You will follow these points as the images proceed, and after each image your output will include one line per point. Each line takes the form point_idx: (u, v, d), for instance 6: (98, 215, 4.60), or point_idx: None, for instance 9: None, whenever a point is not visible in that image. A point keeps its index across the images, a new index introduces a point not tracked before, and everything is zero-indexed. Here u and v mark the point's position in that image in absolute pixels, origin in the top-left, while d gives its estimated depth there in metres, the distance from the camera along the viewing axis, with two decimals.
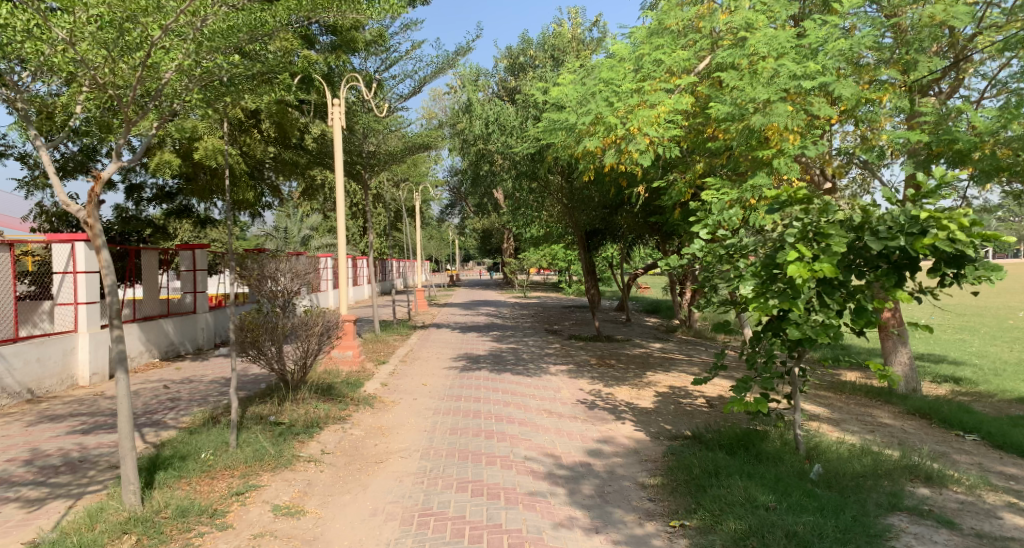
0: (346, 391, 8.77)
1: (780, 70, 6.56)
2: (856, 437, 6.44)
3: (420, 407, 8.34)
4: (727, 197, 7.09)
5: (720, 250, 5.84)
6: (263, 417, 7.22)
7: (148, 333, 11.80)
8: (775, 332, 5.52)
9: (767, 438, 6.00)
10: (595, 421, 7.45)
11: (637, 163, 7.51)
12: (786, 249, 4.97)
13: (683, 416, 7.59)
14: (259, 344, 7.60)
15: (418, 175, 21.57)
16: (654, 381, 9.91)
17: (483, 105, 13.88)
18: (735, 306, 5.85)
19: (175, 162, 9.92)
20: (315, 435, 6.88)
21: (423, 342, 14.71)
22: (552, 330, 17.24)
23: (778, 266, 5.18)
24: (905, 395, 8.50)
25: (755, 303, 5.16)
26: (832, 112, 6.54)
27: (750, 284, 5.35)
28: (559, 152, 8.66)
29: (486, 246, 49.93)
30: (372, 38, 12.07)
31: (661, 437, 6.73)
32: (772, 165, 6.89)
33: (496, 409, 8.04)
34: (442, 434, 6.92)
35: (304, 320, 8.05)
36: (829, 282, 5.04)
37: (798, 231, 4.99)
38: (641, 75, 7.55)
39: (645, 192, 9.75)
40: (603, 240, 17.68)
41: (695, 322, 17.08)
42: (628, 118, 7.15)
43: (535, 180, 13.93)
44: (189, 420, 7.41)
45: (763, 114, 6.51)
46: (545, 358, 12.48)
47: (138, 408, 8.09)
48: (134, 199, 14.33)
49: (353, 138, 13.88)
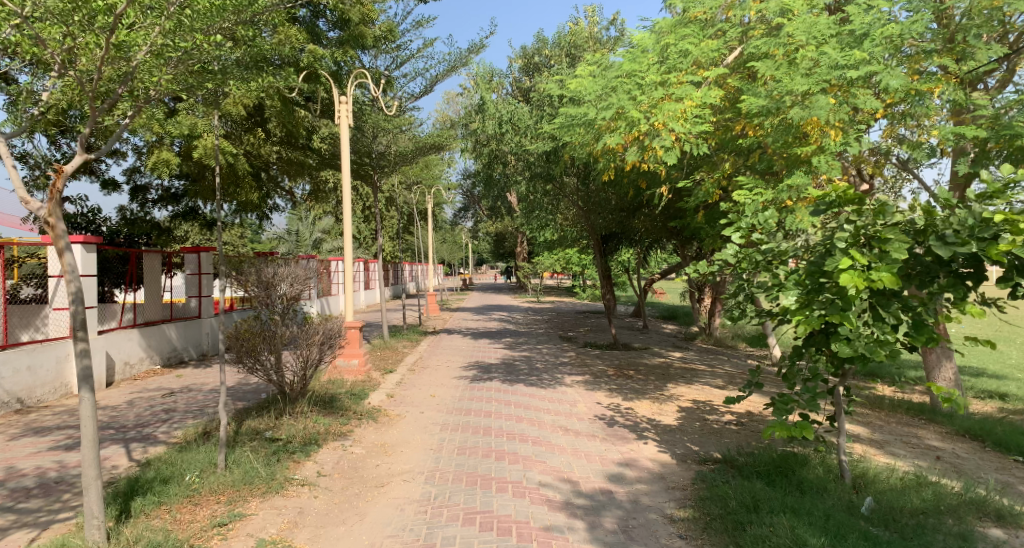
0: (349, 404, 8.27)
1: (823, 58, 5.98)
2: (908, 463, 5.80)
3: (427, 422, 7.83)
4: (761, 197, 6.51)
5: (756, 256, 5.25)
6: (259, 433, 6.77)
7: (149, 339, 11.42)
8: (820, 348, 4.94)
9: (809, 465, 5.41)
10: (615, 441, 6.88)
11: (663, 160, 6.97)
12: (837, 256, 4.36)
13: (710, 435, 7.02)
14: (256, 353, 7.14)
15: (431, 178, 21.13)
16: (676, 394, 9.32)
17: (497, 103, 13.36)
18: (773, 318, 5.27)
19: (173, 161, 9.53)
20: (312, 454, 6.38)
21: (433, 349, 14.23)
22: (567, 337, 16.67)
23: (825, 274, 4.58)
24: (951, 414, 7.82)
25: (799, 316, 4.60)
26: (880, 104, 5.85)
27: (792, 295, 4.77)
28: (576, 150, 8.14)
29: (500, 250, 49.36)
30: (382, 33, 11.80)
31: (688, 460, 6.16)
32: (811, 163, 6.31)
33: (508, 425, 7.50)
34: (450, 454, 6.40)
35: (303, 329, 7.55)
36: (885, 293, 4.43)
37: (850, 235, 4.37)
38: (667, 66, 6.95)
39: (667, 193, 9.18)
40: (620, 244, 17.11)
41: (715, 330, 16.36)
42: (652, 112, 6.65)
43: (551, 181, 13.45)
44: (181, 435, 6.96)
45: (803, 107, 5.90)
46: (560, 367, 11.93)
47: (129, 421, 7.67)
48: (139, 200, 14.07)
49: (362, 137, 13.41)
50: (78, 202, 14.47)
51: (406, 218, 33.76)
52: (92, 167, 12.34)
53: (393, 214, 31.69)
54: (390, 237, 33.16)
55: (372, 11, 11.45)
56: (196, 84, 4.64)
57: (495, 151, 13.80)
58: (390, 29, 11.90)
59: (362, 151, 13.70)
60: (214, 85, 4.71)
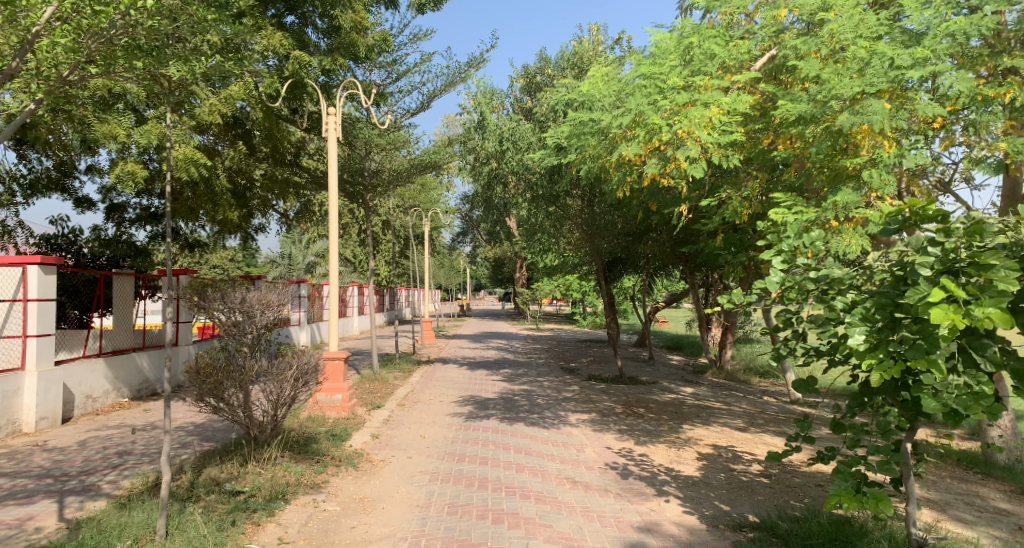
0: (327, 448, 7.31)
1: (877, 56, 5.29)
2: (985, 536, 4.86)
3: (415, 469, 6.88)
4: (803, 216, 5.85)
5: (808, 285, 4.38)
6: (218, 484, 5.82)
7: (115, 369, 10.45)
8: (888, 397, 4.04)
9: (869, 538, 4.46)
10: (631, 497, 5.92)
11: (687, 175, 6.23)
12: (920, 286, 3.50)
13: (741, 491, 6.08)
14: (220, 391, 6.22)
15: (428, 202, 20.42)
16: (693, 437, 8.37)
17: (498, 122, 13.14)
18: (826, 360, 4.36)
19: (139, 173, 8.68)
20: (276, 513, 5.41)
21: (427, 381, 13.26)
22: (568, 368, 15.69)
23: (901, 307, 3.71)
24: (1009, 467, 6.88)
25: (868, 361, 3.70)
26: (940, 109, 5.21)
27: (858, 333, 3.86)
28: (586, 165, 7.38)
29: (499, 276, 48.40)
30: (376, 42, 11.08)
31: (720, 525, 5.20)
32: (859, 178, 5.68)
33: (507, 475, 6.54)
34: (439, 513, 5.45)
35: (274, 362, 6.63)
36: (980, 333, 3.56)
37: (936, 259, 3.51)
38: (690, 69, 6.30)
39: (685, 214, 8.40)
40: (624, 270, 16.26)
41: (726, 364, 15.37)
42: (674, 119, 5.94)
43: (553, 203, 12.71)
44: (128, 486, 5.97)
45: (852, 113, 5.22)
46: (563, 403, 10.97)
47: (75, 467, 6.72)
48: (115, 220, 13.15)
49: (354, 154, 12.66)
50: (57, 223, 13.70)
51: (402, 242, 32.94)
52: (65, 185, 11.51)
53: (388, 238, 30.93)
54: (385, 262, 32.30)
55: (365, 18, 10.70)
56: (124, 63, 4.57)
57: (495, 171, 13.15)
58: (384, 37, 11.17)
59: (354, 167, 12.91)
60: (145, 64, 4.57)
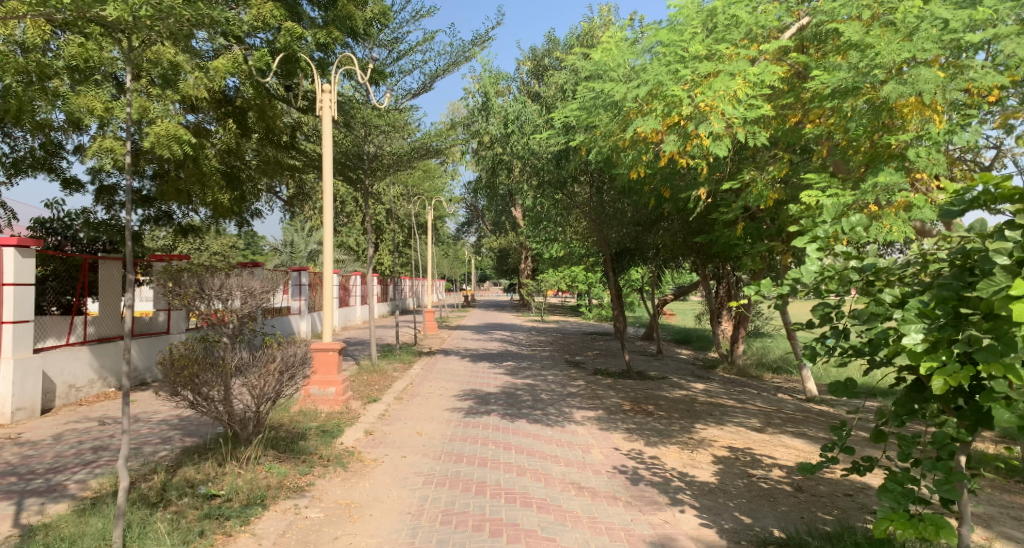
0: (315, 446, 6.82)
1: (928, 19, 5.11)
2: None
3: (407, 471, 6.38)
4: (840, 199, 5.54)
5: (852, 274, 3.78)
6: (192, 487, 5.32)
7: (100, 357, 9.99)
8: (941, 404, 3.47)
9: None
10: (642, 507, 5.40)
11: (709, 153, 5.73)
12: (998, 275, 2.92)
13: (763, 501, 5.55)
14: (195, 385, 5.65)
15: (431, 189, 19.85)
16: (707, 438, 7.86)
17: (503, 104, 12.58)
18: (871, 362, 3.77)
19: (118, 150, 8.15)
20: (252, 521, 4.91)
21: (427, 373, 12.78)
22: (573, 361, 15.19)
23: (968, 301, 3.15)
24: None
25: (927, 363, 3.12)
26: (999, 78, 4.96)
27: (915, 330, 3.26)
28: (597, 144, 6.87)
29: (503, 266, 47.77)
30: (375, 16, 10.52)
31: (743, 541, 4.67)
32: (901, 158, 5.40)
33: (507, 479, 6.03)
34: (430, 523, 4.95)
35: (255, 354, 6.07)
36: None
37: (1018, 246, 2.96)
38: (714, 39, 5.87)
39: (701, 200, 7.89)
40: (632, 261, 15.68)
41: (738, 358, 14.79)
42: (697, 91, 5.45)
43: (559, 189, 12.19)
44: (96, 486, 5.50)
45: (902, 83, 4.99)
46: (568, 398, 10.46)
47: (45, 463, 6.27)
48: (105, 203, 12.66)
49: (352, 136, 12.09)
50: (51, 206, 13.27)
51: (406, 231, 32.42)
52: (52, 165, 11.02)
53: (391, 226, 30.41)
54: (388, 250, 31.82)
55: None
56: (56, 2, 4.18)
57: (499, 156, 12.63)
58: (383, 11, 10.62)
59: (352, 151, 12.39)
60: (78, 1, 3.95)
